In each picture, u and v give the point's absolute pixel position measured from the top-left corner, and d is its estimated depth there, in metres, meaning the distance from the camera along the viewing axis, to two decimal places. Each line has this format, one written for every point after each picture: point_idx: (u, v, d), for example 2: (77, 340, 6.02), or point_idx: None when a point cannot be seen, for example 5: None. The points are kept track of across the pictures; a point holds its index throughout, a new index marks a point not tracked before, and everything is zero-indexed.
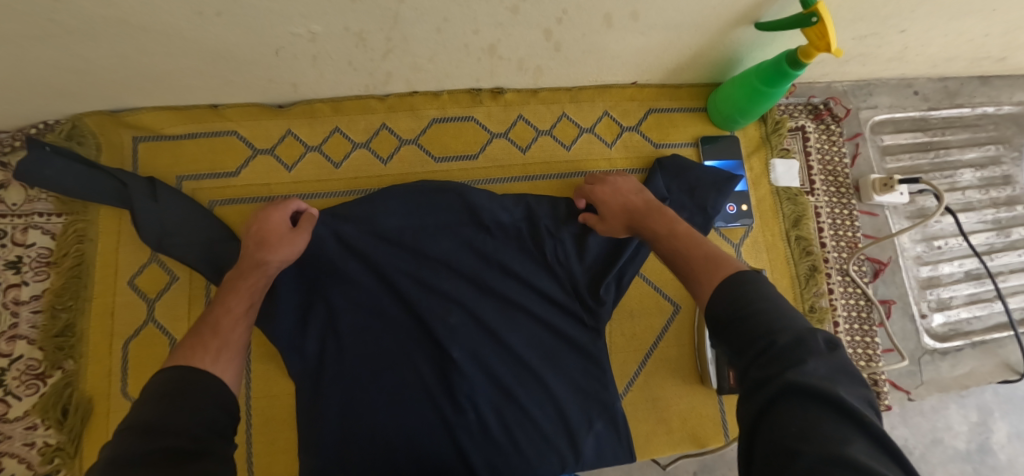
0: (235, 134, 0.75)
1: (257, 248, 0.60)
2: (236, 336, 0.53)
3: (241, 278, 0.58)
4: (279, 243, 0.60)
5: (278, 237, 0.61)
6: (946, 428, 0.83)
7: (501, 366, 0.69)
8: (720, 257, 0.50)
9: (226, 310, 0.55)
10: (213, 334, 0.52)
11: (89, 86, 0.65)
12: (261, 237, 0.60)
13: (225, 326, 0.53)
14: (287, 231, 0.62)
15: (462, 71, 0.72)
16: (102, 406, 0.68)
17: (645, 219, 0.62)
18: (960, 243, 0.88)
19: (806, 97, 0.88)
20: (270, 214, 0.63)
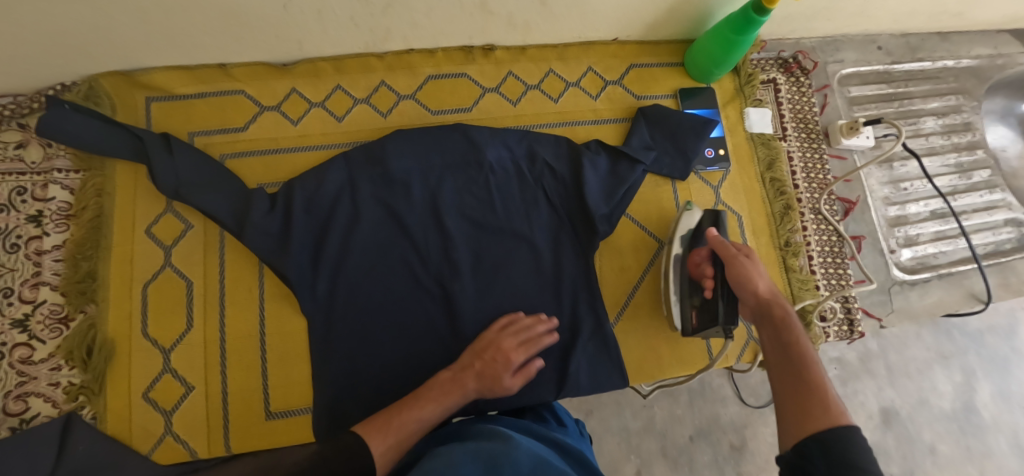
0: (243, 93, 0.80)
1: (475, 374, 0.65)
2: (411, 432, 0.59)
3: (448, 394, 0.63)
4: (496, 379, 0.66)
5: (503, 375, 0.66)
6: (931, 389, 1.09)
7: (500, 300, 0.75)
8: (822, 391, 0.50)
9: (420, 406, 0.62)
10: (396, 415, 0.60)
11: (105, 45, 0.70)
12: (488, 368, 0.66)
13: (410, 419, 0.60)
14: (508, 382, 0.66)
15: (456, 27, 0.78)
16: (123, 346, 0.72)
17: (784, 318, 0.60)
18: (925, 185, 0.95)
19: (777, 52, 0.94)
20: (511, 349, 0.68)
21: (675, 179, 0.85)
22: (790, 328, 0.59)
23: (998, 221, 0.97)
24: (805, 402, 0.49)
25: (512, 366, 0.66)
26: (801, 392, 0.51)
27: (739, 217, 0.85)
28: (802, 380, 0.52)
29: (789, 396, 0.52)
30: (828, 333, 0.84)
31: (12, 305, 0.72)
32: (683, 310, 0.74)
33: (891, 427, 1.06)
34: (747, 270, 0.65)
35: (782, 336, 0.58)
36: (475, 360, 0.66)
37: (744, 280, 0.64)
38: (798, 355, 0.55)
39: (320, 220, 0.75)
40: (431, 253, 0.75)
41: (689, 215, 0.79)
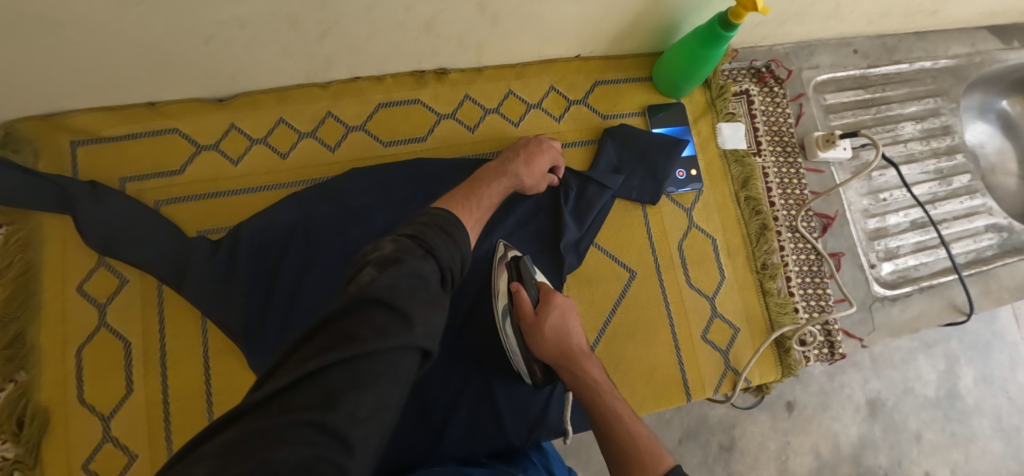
0: (176, 132, 0.74)
1: (522, 165, 0.66)
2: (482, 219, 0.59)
3: (500, 176, 0.64)
4: (536, 174, 0.68)
5: (539, 171, 0.69)
6: (917, 377, 1.08)
7: (465, 339, 0.73)
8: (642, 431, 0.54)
9: (487, 195, 0.61)
10: (473, 203, 0.58)
11: (14, 91, 0.63)
12: (532, 157, 0.68)
13: (483, 203, 0.60)
14: (542, 178, 0.70)
15: (403, 52, 0.72)
16: (59, 415, 0.67)
17: (581, 364, 0.61)
18: (903, 195, 0.92)
19: (749, 61, 0.89)
20: (544, 147, 0.70)
21: (644, 203, 0.80)
22: (590, 377, 0.60)
23: (979, 228, 0.95)
24: (628, 458, 0.51)
25: (548, 161, 0.70)
26: (625, 452, 0.52)
27: (713, 240, 0.82)
28: (624, 433, 0.54)
29: (614, 455, 0.53)
30: (808, 356, 0.81)
31: None
32: (527, 364, 0.67)
33: (877, 417, 1.05)
34: (542, 322, 0.62)
35: (588, 388, 0.59)
36: (519, 150, 0.68)
37: (540, 336, 0.62)
38: (611, 409, 0.57)
39: (267, 268, 0.70)
40: None
41: (499, 263, 0.68)
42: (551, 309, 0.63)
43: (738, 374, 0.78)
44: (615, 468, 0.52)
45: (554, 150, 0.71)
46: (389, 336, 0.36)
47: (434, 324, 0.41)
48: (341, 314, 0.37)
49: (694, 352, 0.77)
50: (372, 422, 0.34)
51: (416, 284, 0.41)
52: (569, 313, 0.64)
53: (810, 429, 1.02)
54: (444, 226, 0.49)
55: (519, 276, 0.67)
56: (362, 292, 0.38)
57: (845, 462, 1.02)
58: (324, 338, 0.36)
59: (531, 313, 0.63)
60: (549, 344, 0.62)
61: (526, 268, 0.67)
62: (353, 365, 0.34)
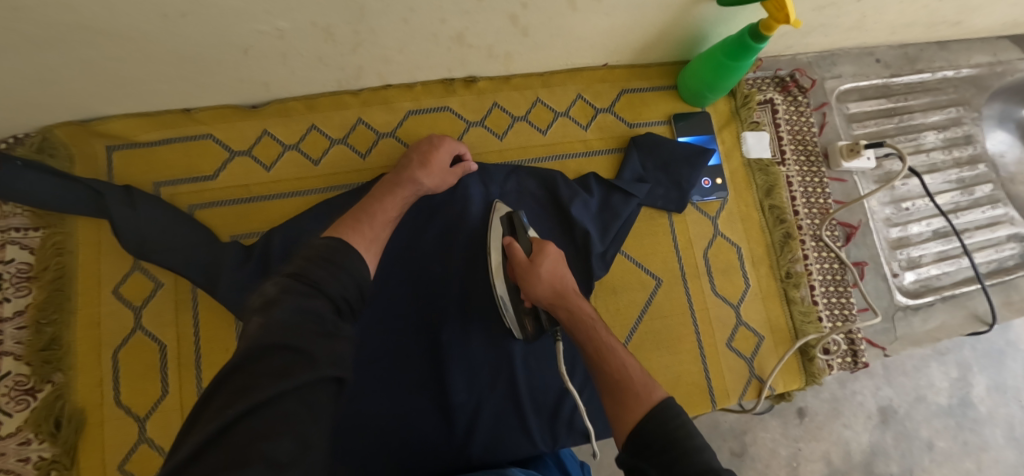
0: (210, 137, 0.75)
1: (418, 167, 0.69)
2: (384, 233, 0.62)
3: (398, 187, 0.67)
4: (438, 173, 0.70)
5: (437, 167, 0.70)
6: (930, 386, 1.08)
7: (490, 344, 0.74)
8: (630, 381, 0.55)
9: (383, 210, 0.63)
10: (368, 224, 0.61)
11: (54, 98, 0.65)
12: (427, 157, 0.70)
13: (380, 220, 0.62)
14: (446, 172, 0.71)
15: (433, 62, 0.73)
16: (95, 416, 0.68)
17: (574, 303, 0.63)
18: (926, 204, 0.92)
19: (773, 70, 0.90)
20: (439, 147, 0.72)
21: (670, 211, 0.81)
22: (583, 313, 0.62)
23: (1001, 237, 0.95)
24: (620, 388, 0.54)
25: (444, 155, 0.71)
26: (618, 385, 0.55)
27: (738, 249, 0.82)
28: (616, 370, 0.56)
29: (608, 388, 0.56)
30: (831, 365, 0.82)
31: None
32: (518, 319, 0.70)
33: (889, 426, 1.05)
34: (536, 268, 0.64)
35: (580, 322, 0.61)
36: (413, 156, 0.71)
37: (536, 280, 0.63)
38: (604, 345, 0.59)
39: None
40: (418, 302, 0.74)
41: (495, 217, 0.71)
42: (544, 257, 0.65)
43: (763, 381, 0.78)
44: (607, 398, 0.55)
45: (450, 144, 0.73)
46: (291, 376, 0.42)
47: (336, 354, 0.46)
48: (239, 367, 0.42)
49: (721, 361, 0.78)
50: (293, 462, 0.39)
51: (311, 321, 0.46)
52: (561, 262, 0.66)
53: (821, 436, 1.03)
54: (330, 257, 0.53)
55: (512, 230, 0.70)
56: (256, 343, 0.43)
57: (857, 469, 1.03)
58: (225, 395, 0.41)
59: (525, 260, 0.65)
60: (545, 290, 0.63)
61: (520, 222, 0.70)
62: (260, 413, 0.40)
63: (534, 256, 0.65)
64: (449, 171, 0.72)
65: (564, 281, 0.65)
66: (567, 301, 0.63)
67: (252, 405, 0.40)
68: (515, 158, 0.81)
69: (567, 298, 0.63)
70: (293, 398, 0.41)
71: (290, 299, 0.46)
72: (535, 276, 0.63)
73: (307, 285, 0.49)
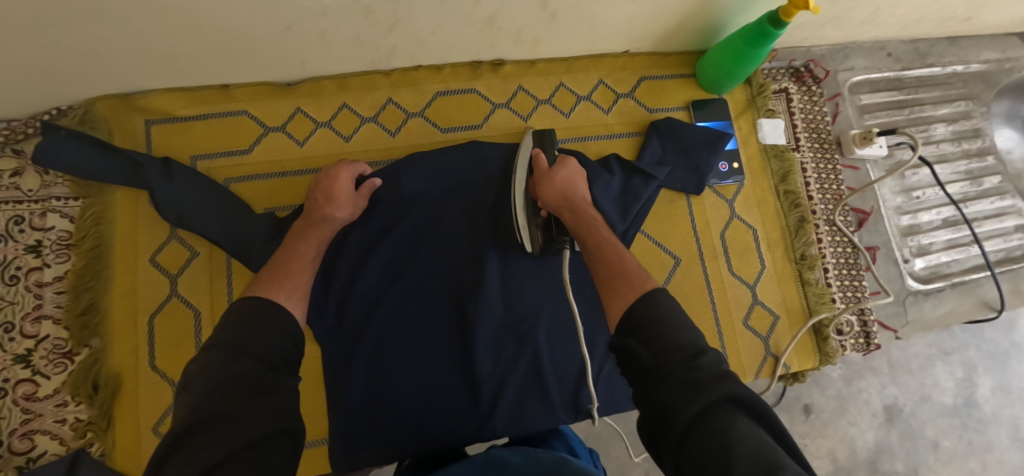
0: (246, 114, 0.78)
1: (325, 204, 0.68)
2: (305, 279, 0.63)
3: (311, 229, 0.67)
4: (346, 202, 0.70)
5: (344, 196, 0.70)
6: (935, 385, 1.10)
7: (513, 318, 0.76)
8: (624, 269, 0.58)
9: (298, 256, 0.64)
10: (287, 275, 0.62)
11: (102, 70, 0.68)
12: (330, 191, 0.69)
13: (297, 268, 0.63)
14: (352, 193, 0.71)
15: (463, 44, 0.76)
16: (130, 381, 0.70)
17: (581, 208, 0.67)
18: (936, 193, 0.94)
19: (788, 61, 0.93)
20: (340, 175, 0.71)
21: (688, 194, 0.84)
22: (589, 216, 0.66)
23: (1009, 228, 0.97)
24: (613, 278, 0.57)
25: (346, 179, 0.71)
26: (611, 275, 0.58)
27: (754, 231, 0.85)
28: (614, 260, 0.59)
29: (603, 276, 0.59)
30: (844, 346, 0.84)
31: (14, 340, 0.70)
32: (529, 232, 0.70)
33: (895, 424, 1.07)
34: (552, 173, 0.69)
35: (586, 225, 0.65)
36: (316, 195, 0.69)
37: (547, 181, 0.68)
38: (604, 241, 0.63)
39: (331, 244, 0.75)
40: (444, 276, 0.76)
41: (526, 133, 0.78)
42: (562, 165, 0.70)
43: (778, 359, 0.80)
44: (601, 288, 0.58)
45: (348, 169, 0.72)
46: (232, 438, 0.43)
47: (274, 407, 0.47)
48: (176, 446, 0.42)
49: (737, 339, 0.80)
50: None
51: (236, 382, 0.46)
52: (578, 175, 0.71)
53: (827, 433, 1.04)
54: (255, 315, 0.53)
55: (542, 145, 0.77)
56: (189, 416, 0.43)
57: (863, 467, 1.04)
58: (178, 461, 0.41)
59: (546, 167, 0.71)
60: (554, 190, 0.67)
61: (549, 139, 0.78)
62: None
63: (556, 164, 0.71)
64: (356, 195, 0.72)
65: (579, 190, 0.69)
66: (576, 208, 0.67)
67: (202, 472, 0.40)
68: None
69: (578, 205, 0.67)
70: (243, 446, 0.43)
71: (213, 364, 0.48)
72: (555, 181, 0.68)
73: (228, 352, 0.49)
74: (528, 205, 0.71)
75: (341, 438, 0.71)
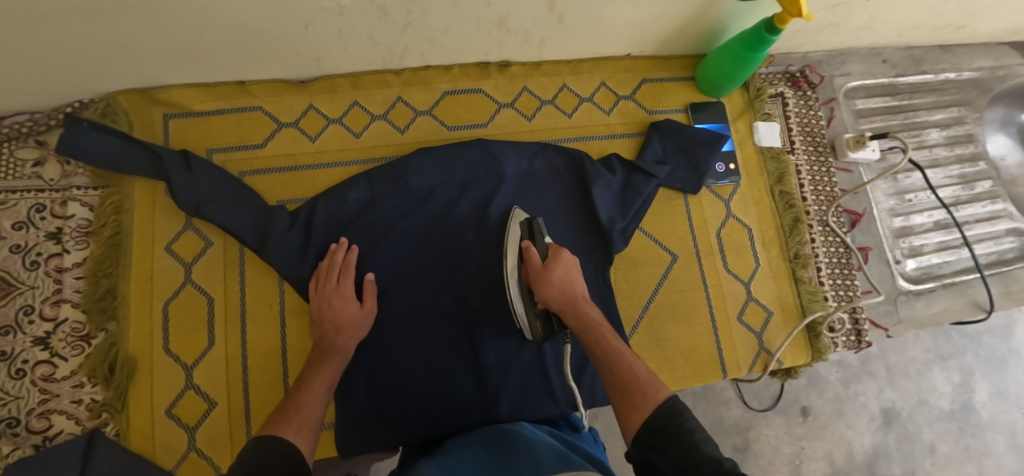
0: (260, 109, 0.81)
1: (336, 335, 0.69)
2: (315, 413, 0.61)
3: (324, 363, 0.67)
4: (353, 324, 0.71)
5: (351, 321, 0.71)
6: (932, 389, 1.12)
7: (516, 311, 0.79)
8: (635, 378, 0.56)
9: (310, 391, 0.63)
10: (296, 411, 0.60)
11: (126, 64, 0.71)
12: (335, 320, 0.70)
13: (307, 403, 0.62)
14: (357, 312, 0.72)
15: (471, 45, 0.79)
16: (145, 364, 0.72)
17: (585, 310, 0.64)
18: (929, 196, 0.96)
19: (784, 66, 0.96)
20: (339, 298, 0.71)
21: (686, 192, 0.86)
22: (591, 320, 0.63)
23: (1000, 231, 0.99)
24: (628, 389, 0.55)
25: (349, 297, 0.72)
26: (625, 386, 0.55)
27: (749, 230, 0.87)
28: (624, 369, 0.57)
29: (614, 390, 0.56)
30: (835, 343, 0.86)
31: (33, 323, 0.73)
32: (528, 319, 0.71)
33: (892, 427, 1.09)
34: (549, 272, 0.65)
35: (593, 331, 0.62)
36: (323, 326, 0.70)
37: (546, 284, 0.64)
38: (612, 351, 0.60)
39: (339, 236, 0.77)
40: (450, 269, 0.79)
41: (515, 223, 0.76)
42: (557, 263, 0.66)
43: (771, 355, 0.83)
44: (614, 400, 0.56)
45: (344, 293, 0.72)
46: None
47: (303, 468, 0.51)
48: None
49: (732, 334, 0.83)
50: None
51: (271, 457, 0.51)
52: (575, 270, 0.67)
53: (825, 435, 1.06)
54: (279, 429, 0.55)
55: (532, 235, 0.72)
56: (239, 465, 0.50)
57: (860, 469, 1.06)
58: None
59: (540, 264, 0.66)
60: (554, 291, 0.64)
61: (540, 227, 0.72)
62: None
63: (546, 262, 0.66)
64: (356, 306, 0.72)
65: (575, 287, 0.66)
66: (577, 310, 0.64)
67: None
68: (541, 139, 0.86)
69: (578, 306, 0.64)
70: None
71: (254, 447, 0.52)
72: (552, 282, 0.64)
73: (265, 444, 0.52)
74: (524, 294, 0.71)
75: (348, 423, 0.74)
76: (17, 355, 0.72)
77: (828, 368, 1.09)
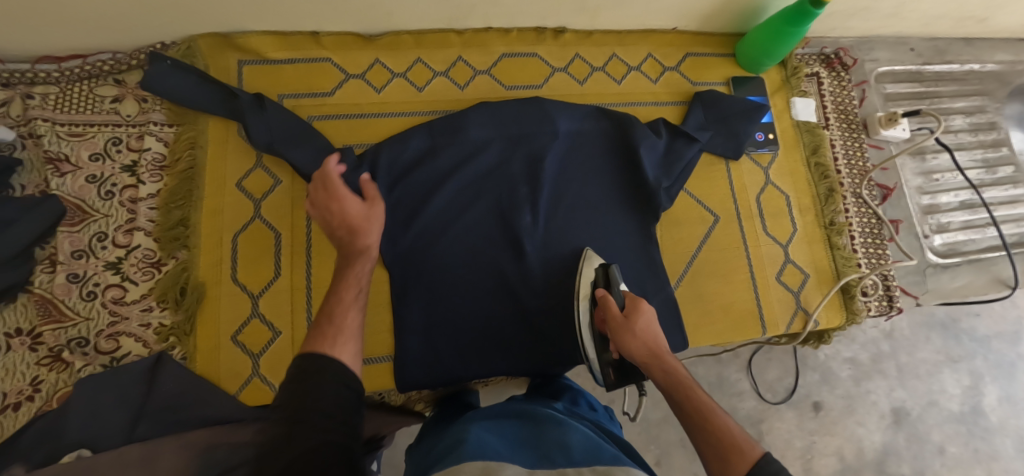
0: (329, 61, 0.85)
1: (352, 237, 0.65)
2: (350, 322, 0.56)
3: (347, 268, 0.63)
4: (366, 223, 0.67)
5: (360, 218, 0.67)
6: (941, 390, 1.12)
7: (566, 261, 0.81)
8: (728, 433, 0.52)
9: (339, 298, 0.59)
10: (328, 322, 0.55)
11: (211, 8, 0.74)
12: (348, 223, 0.66)
13: (337, 312, 0.56)
14: (365, 211, 0.68)
15: (532, 8, 0.83)
16: (213, 291, 0.75)
17: (670, 362, 0.60)
18: (955, 177, 1.01)
19: (819, 48, 1.01)
20: (342, 200, 0.67)
21: (727, 159, 0.91)
22: (680, 373, 0.59)
23: (1021, 215, 1.03)
24: (724, 450, 0.51)
25: (350, 197, 0.68)
26: (715, 442, 0.52)
27: (786, 196, 0.91)
28: (716, 425, 0.53)
29: (707, 448, 0.52)
30: (868, 308, 0.90)
31: (106, 248, 0.76)
32: (601, 367, 0.69)
33: (902, 426, 1.09)
34: (632, 324, 0.63)
35: (679, 384, 0.57)
36: (337, 233, 0.66)
37: (629, 335, 0.62)
38: (702, 402, 0.55)
39: (399, 180, 0.80)
40: (503, 219, 0.81)
41: (589, 265, 0.76)
42: (639, 313, 0.64)
43: (808, 314, 0.86)
44: (707, 459, 0.52)
45: (343, 194, 0.68)
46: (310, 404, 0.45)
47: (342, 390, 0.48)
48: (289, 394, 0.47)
49: (772, 292, 0.86)
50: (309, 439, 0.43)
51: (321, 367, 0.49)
52: (654, 319, 0.64)
53: (835, 431, 1.07)
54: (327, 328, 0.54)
55: (609, 284, 0.70)
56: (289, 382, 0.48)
57: (870, 467, 1.06)
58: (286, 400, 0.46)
59: (621, 315, 0.64)
60: (640, 344, 0.61)
61: (616, 276, 0.70)
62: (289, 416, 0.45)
63: (628, 311, 0.64)
64: (365, 209, 0.68)
65: (657, 333, 0.63)
66: (662, 357, 0.61)
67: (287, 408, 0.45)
68: (592, 103, 0.91)
69: (660, 356, 0.61)
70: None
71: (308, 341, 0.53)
72: (634, 331, 0.62)
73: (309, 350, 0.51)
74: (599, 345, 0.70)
75: (405, 356, 0.76)
76: (89, 278, 0.75)
77: (840, 365, 1.11)
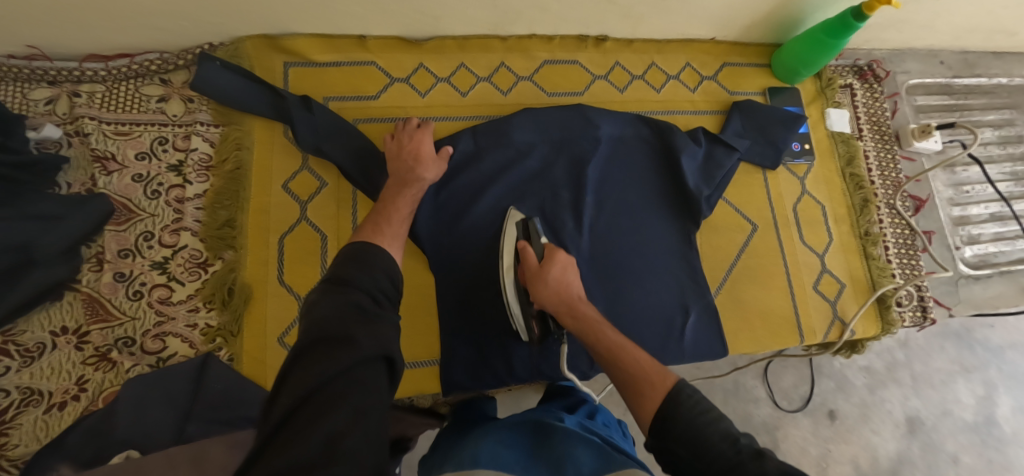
0: (374, 64, 0.85)
1: (415, 165, 0.72)
2: (401, 229, 0.66)
3: (404, 187, 0.70)
4: (431, 164, 0.74)
5: (428, 158, 0.74)
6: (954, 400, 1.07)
7: (608, 266, 0.81)
8: (643, 370, 0.54)
9: (396, 209, 0.67)
10: (387, 224, 0.64)
11: (265, 11, 0.75)
12: (417, 154, 0.73)
13: (395, 220, 0.66)
14: (435, 154, 0.75)
15: (578, 15, 0.84)
16: (260, 292, 0.75)
17: (581, 309, 0.65)
18: (986, 189, 1.02)
19: (853, 60, 1.02)
20: (421, 138, 0.75)
21: (765, 168, 0.91)
22: (589, 316, 0.63)
23: None
24: (636, 383, 0.53)
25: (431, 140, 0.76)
26: (631, 376, 0.54)
27: (822, 206, 0.92)
28: (631, 361, 0.55)
29: (623, 385, 0.54)
30: (902, 318, 0.91)
31: (153, 248, 0.76)
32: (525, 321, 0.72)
33: (916, 436, 1.05)
34: (545, 271, 0.67)
35: (592, 327, 0.62)
36: (404, 156, 0.73)
37: (545, 283, 0.66)
38: (616, 344, 0.58)
39: (444, 184, 0.80)
40: (546, 224, 0.82)
41: (511, 222, 0.76)
42: (553, 262, 0.67)
43: (845, 324, 0.87)
44: (624, 392, 0.54)
45: (425, 134, 0.76)
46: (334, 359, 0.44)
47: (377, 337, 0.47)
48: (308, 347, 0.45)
49: (811, 300, 0.87)
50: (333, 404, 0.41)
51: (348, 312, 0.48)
52: (571, 267, 0.69)
53: (850, 440, 1.03)
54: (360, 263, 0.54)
55: (529, 235, 0.73)
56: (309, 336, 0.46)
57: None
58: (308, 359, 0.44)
59: (537, 264, 0.68)
60: (550, 292, 0.66)
61: (536, 229, 0.74)
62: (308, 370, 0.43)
63: (543, 261, 0.68)
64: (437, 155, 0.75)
65: (573, 283, 0.67)
66: (575, 306, 0.65)
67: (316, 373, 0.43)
68: (632, 111, 0.92)
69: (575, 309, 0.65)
70: (346, 417, 0.40)
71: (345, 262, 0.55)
72: (548, 279, 0.66)
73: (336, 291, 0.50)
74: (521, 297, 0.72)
75: (451, 360, 0.77)
76: (135, 278, 0.75)
77: (855, 372, 1.07)
